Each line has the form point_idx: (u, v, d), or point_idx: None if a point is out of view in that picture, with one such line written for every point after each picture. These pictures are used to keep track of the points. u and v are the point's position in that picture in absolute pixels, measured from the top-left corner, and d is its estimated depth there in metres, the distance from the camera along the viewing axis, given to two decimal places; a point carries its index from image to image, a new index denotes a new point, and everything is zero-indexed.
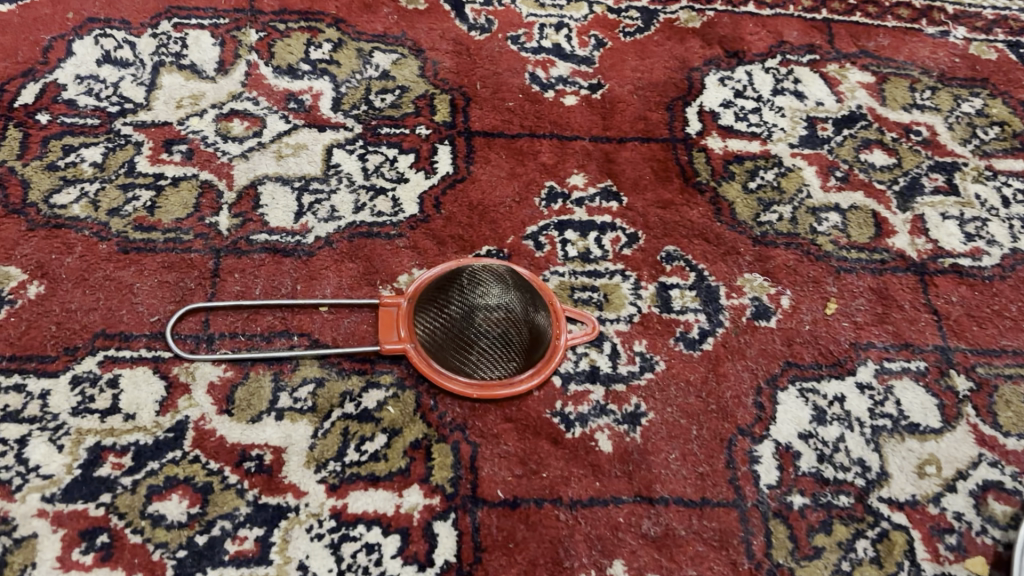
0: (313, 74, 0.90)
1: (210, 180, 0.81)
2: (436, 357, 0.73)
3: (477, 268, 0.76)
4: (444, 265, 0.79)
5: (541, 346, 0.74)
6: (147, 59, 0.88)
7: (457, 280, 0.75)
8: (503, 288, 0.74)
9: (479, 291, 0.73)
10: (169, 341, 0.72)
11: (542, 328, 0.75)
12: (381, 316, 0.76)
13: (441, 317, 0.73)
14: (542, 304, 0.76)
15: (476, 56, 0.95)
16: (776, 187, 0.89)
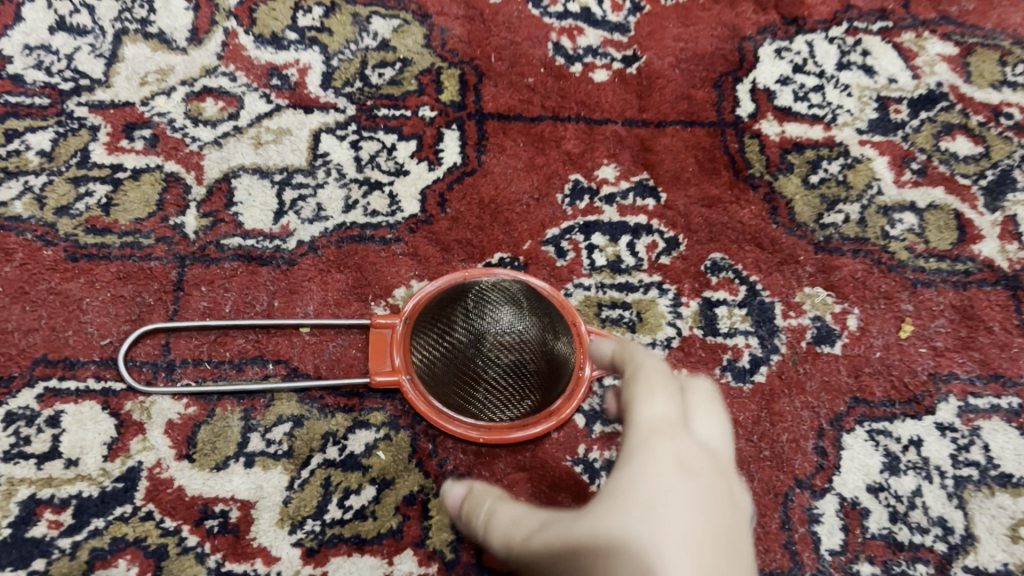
0: (301, 44, 0.78)
1: (176, 173, 0.70)
2: (435, 392, 0.61)
3: (487, 287, 0.63)
4: (449, 278, 0.66)
5: (561, 379, 0.62)
6: (107, 26, 0.76)
7: (460, 299, 0.63)
8: (515, 309, 0.62)
9: (484, 314, 0.61)
10: (120, 370, 0.60)
11: (563, 357, 0.62)
12: (372, 339, 0.63)
13: (440, 345, 0.61)
14: (563, 327, 0.64)
15: (491, 22, 0.81)
16: (842, 181, 0.76)
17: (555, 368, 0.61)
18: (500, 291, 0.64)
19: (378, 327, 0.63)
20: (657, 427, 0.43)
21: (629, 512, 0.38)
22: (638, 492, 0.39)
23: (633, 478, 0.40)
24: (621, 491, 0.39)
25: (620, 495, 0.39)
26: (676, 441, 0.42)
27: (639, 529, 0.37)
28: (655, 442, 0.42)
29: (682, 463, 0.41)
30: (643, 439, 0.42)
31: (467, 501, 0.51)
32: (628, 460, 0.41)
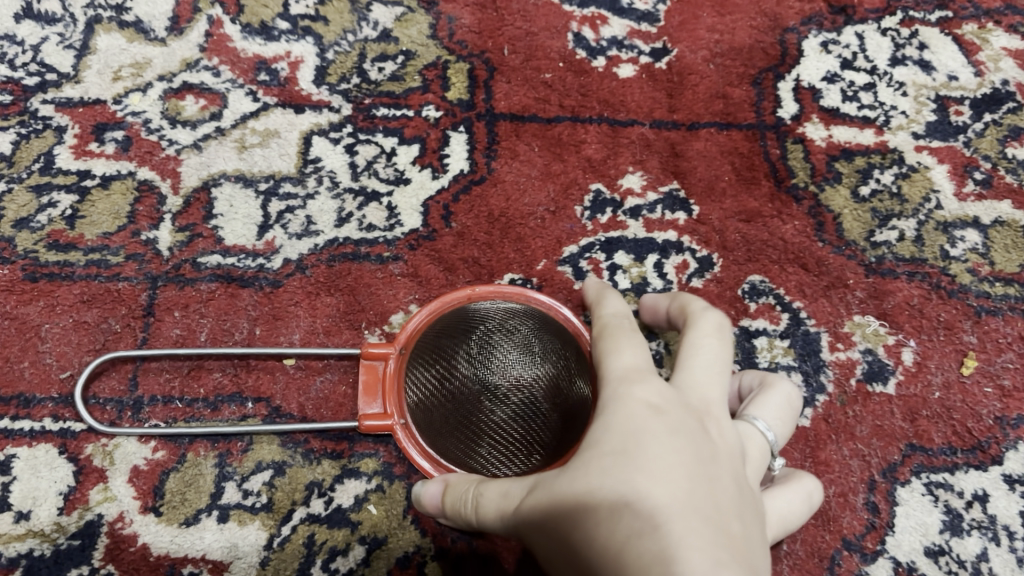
0: (292, 34, 0.70)
1: (150, 181, 0.63)
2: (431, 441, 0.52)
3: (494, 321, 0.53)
4: (449, 302, 0.58)
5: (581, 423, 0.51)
6: (78, 13, 0.68)
7: (455, 328, 0.54)
8: (518, 336, 0.52)
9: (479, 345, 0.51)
10: (80, 409, 0.53)
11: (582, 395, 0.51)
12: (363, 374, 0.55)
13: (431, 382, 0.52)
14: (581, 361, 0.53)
15: (505, 10, 0.73)
16: (896, 193, 0.68)
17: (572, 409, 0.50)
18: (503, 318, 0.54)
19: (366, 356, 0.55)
20: (630, 375, 0.43)
21: (607, 459, 0.38)
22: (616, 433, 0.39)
23: (612, 426, 0.40)
24: (601, 439, 0.40)
25: (596, 445, 0.39)
26: (651, 385, 0.42)
27: (625, 470, 0.37)
28: (629, 390, 0.42)
29: (653, 404, 0.41)
30: (614, 390, 0.43)
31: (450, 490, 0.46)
32: (602, 413, 0.41)
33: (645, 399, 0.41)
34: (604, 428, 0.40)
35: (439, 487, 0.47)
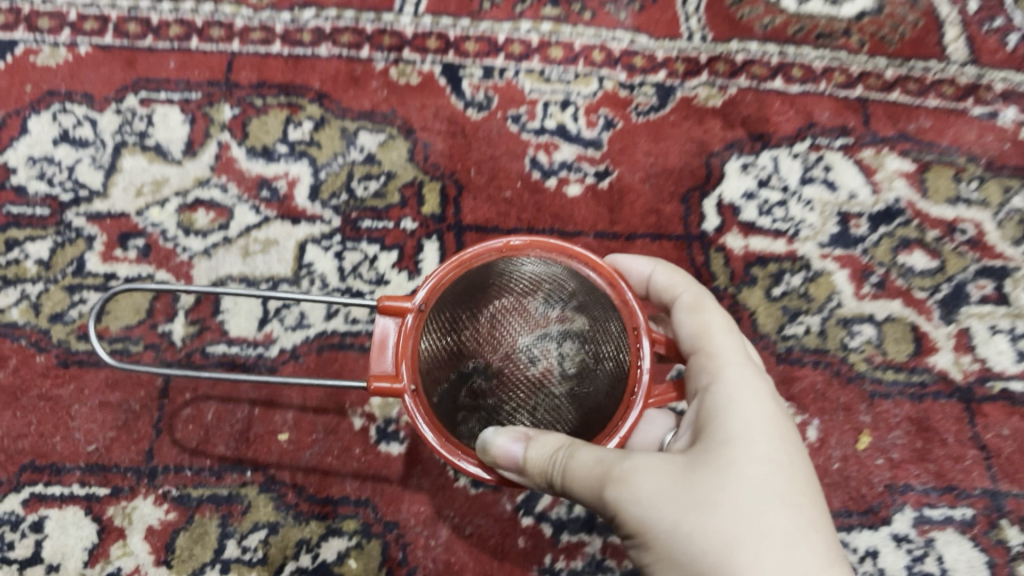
0: (290, 156, 0.82)
1: (166, 282, 0.75)
2: (443, 415, 0.55)
3: (518, 297, 0.55)
4: (483, 255, 0.59)
5: (603, 410, 0.55)
6: (108, 138, 0.81)
7: (483, 291, 0.55)
8: (539, 308, 0.54)
9: (507, 323, 0.53)
10: (92, 341, 0.53)
11: (609, 376, 0.54)
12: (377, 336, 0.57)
13: (445, 353, 0.54)
14: (618, 336, 0.56)
15: (472, 137, 0.85)
16: (804, 294, 0.80)
17: (595, 395, 0.54)
18: (535, 281, 0.56)
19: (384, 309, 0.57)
20: (745, 371, 0.53)
21: (757, 461, 0.48)
22: (750, 435, 0.49)
23: (748, 424, 0.50)
24: (740, 436, 0.49)
25: (736, 440, 0.49)
26: (764, 384, 0.53)
27: (769, 481, 0.48)
28: (751, 388, 0.52)
29: (771, 403, 0.52)
30: (733, 382, 0.52)
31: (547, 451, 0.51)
32: (732, 403, 0.51)
33: (762, 400, 0.51)
34: (735, 429, 0.50)
35: (499, 440, 0.51)
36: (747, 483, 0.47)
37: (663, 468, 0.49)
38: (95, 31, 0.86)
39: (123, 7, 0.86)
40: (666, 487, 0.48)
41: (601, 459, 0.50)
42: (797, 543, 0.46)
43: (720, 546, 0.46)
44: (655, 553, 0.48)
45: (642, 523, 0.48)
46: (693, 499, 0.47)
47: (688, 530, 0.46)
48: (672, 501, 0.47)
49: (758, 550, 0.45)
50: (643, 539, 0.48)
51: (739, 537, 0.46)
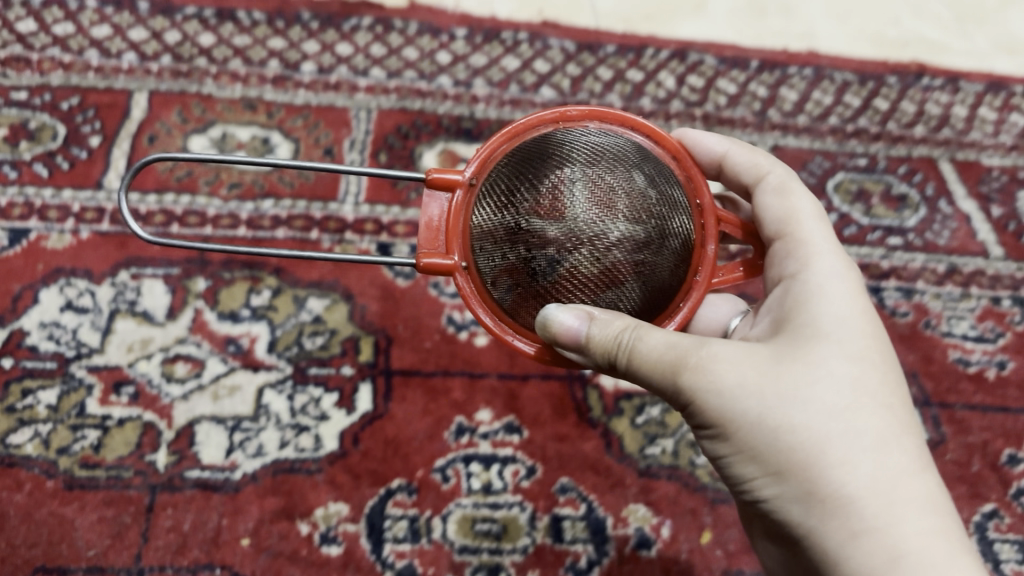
0: (252, 318, 1.02)
1: (152, 420, 0.94)
2: (522, 279, 0.67)
3: (587, 168, 0.66)
4: (544, 127, 0.71)
5: (660, 266, 0.67)
6: (104, 306, 1.00)
7: (544, 155, 0.67)
8: (606, 178, 0.66)
9: (565, 187, 0.65)
10: (121, 212, 0.68)
11: (666, 232, 0.67)
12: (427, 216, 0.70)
13: (508, 222, 0.66)
14: (673, 199, 0.68)
15: (400, 299, 1.05)
16: (661, 422, 1.01)
17: (653, 250, 0.66)
18: (597, 152, 0.68)
19: (430, 181, 0.69)
20: (831, 272, 0.66)
21: (842, 357, 0.61)
22: (828, 330, 0.62)
23: (835, 322, 0.63)
24: (829, 334, 0.62)
25: (825, 336, 0.62)
26: (843, 275, 0.66)
27: (852, 375, 0.61)
28: (838, 287, 0.65)
29: (855, 298, 0.65)
30: (819, 281, 0.65)
31: (612, 330, 0.63)
32: (821, 300, 0.64)
33: (837, 295, 0.64)
34: (814, 324, 0.63)
35: (566, 314, 0.64)
36: (832, 378, 0.60)
37: (746, 362, 0.61)
38: (95, 219, 1.07)
39: (119, 200, 1.08)
40: (750, 379, 0.61)
41: (684, 350, 0.62)
42: (888, 439, 0.59)
43: (810, 441, 0.59)
44: (743, 442, 0.62)
45: (731, 415, 0.61)
46: (778, 395, 0.60)
47: (778, 423, 0.60)
48: (769, 395, 0.60)
49: (848, 444, 0.59)
50: (736, 426, 0.61)
51: (830, 433, 0.59)
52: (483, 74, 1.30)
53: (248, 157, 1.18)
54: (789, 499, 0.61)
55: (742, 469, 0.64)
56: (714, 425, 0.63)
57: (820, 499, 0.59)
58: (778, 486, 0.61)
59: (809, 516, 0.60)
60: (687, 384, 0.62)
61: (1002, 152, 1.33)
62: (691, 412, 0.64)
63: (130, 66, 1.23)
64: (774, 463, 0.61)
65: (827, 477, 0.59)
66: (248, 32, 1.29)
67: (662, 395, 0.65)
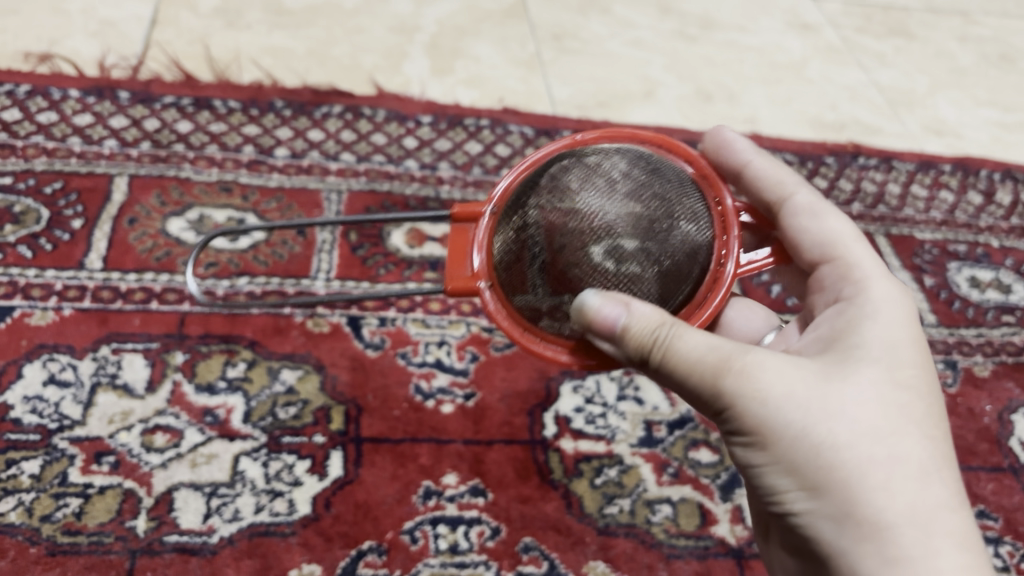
0: (228, 390, 1.08)
1: (132, 488, 0.98)
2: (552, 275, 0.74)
3: (600, 171, 0.75)
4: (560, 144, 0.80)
5: (673, 253, 0.74)
6: (86, 379, 1.05)
7: (556, 167, 0.76)
8: (619, 179, 0.74)
9: (583, 190, 0.74)
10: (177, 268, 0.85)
11: (675, 223, 0.74)
12: (457, 248, 0.79)
13: (532, 223, 0.74)
14: (683, 196, 0.76)
15: (369, 370, 1.11)
16: (618, 482, 1.07)
17: (661, 239, 0.73)
18: (610, 159, 0.76)
19: (453, 214, 0.79)
20: (883, 306, 0.73)
21: (892, 386, 0.67)
22: (875, 359, 0.69)
23: (886, 351, 0.69)
24: (881, 361, 0.69)
25: (876, 363, 0.68)
26: (893, 310, 0.73)
27: (898, 402, 0.67)
28: (889, 320, 0.72)
29: (907, 332, 0.71)
30: (872, 312, 0.72)
31: (651, 321, 0.68)
32: (874, 330, 0.71)
33: (884, 329, 0.71)
34: (864, 351, 0.69)
35: (599, 302, 0.69)
36: (878, 404, 0.66)
37: (794, 378, 0.67)
38: (77, 297, 1.12)
39: (100, 279, 1.14)
40: (798, 393, 0.66)
41: (729, 358, 0.68)
42: (925, 468, 0.65)
43: (853, 461, 0.65)
44: (785, 453, 0.67)
45: (776, 425, 0.67)
46: (824, 412, 0.66)
47: (821, 438, 0.66)
48: (818, 411, 0.66)
49: (890, 470, 0.65)
50: (781, 436, 0.67)
51: (875, 456, 0.65)
52: (447, 157, 1.39)
53: (224, 237, 1.22)
54: (823, 514, 0.67)
55: (777, 479, 0.69)
56: (753, 432, 0.68)
57: (854, 519, 0.65)
58: (813, 500, 0.67)
59: (841, 535, 0.66)
60: (731, 389, 0.67)
61: (933, 227, 1.43)
62: (730, 417, 0.70)
63: (110, 152, 1.29)
64: (812, 477, 0.66)
65: (866, 499, 0.64)
66: (224, 119, 1.37)
67: (699, 398, 0.71)
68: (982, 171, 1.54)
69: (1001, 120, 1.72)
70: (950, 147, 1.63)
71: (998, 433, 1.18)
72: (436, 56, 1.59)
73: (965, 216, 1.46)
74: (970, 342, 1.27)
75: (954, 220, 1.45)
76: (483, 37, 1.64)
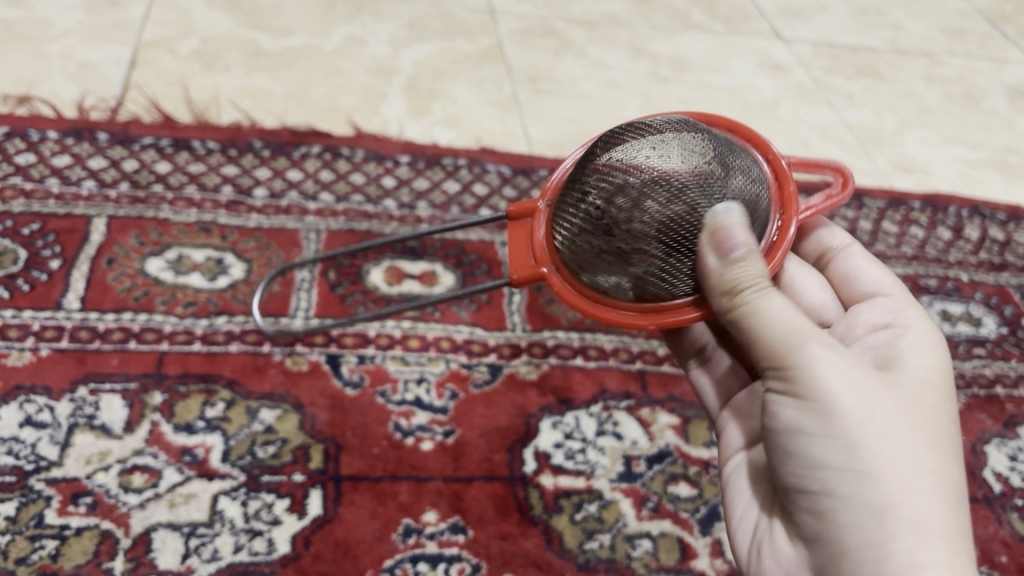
0: (207, 429, 1.07)
1: (109, 528, 0.98)
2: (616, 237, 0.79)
3: (653, 133, 0.80)
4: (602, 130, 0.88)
5: (733, 190, 0.77)
6: (63, 420, 1.05)
7: (609, 133, 0.84)
8: (669, 136, 0.79)
9: (635, 149, 0.79)
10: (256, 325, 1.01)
11: (729, 165, 0.79)
12: (522, 241, 0.88)
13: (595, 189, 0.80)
14: (732, 149, 0.81)
15: (348, 408, 1.12)
16: (598, 517, 1.07)
17: (718, 176, 0.77)
18: (659, 122, 0.82)
19: (510, 215, 0.88)
20: (931, 346, 0.78)
21: (942, 413, 0.72)
22: (928, 385, 0.74)
23: (937, 382, 0.75)
24: (932, 389, 0.74)
25: (929, 390, 0.73)
26: (941, 354, 0.78)
27: (945, 428, 0.72)
28: (936, 358, 0.77)
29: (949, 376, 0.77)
30: (925, 348, 0.78)
31: (755, 258, 0.72)
32: (926, 364, 0.76)
33: (934, 366, 0.76)
34: (919, 377, 0.74)
35: (716, 222, 0.73)
36: (932, 422, 0.71)
37: (866, 375, 0.71)
38: (54, 338, 1.11)
39: (77, 319, 1.14)
40: (867, 387, 0.70)
41: (816, 337, 0.71)
42: (957, 491, 0.69)
43: (906, 462, 0.68)
44: (846, 434, 0.69)
45: (845, 406, 0.69)
46: (891, 414, 0.69)
47: (885, 430, 0.69)
48: (885, 410, 0.69)
49: (936, 482, 0.68)
50: (845, 419, 0.69)
51: (925, 463, 0.69)
52: (426, 197, 1.40)
53: (202, 277, 1.23)
54: (863, 502, 0.69)
55: (822, 461, 0.70)
56: (818, 409, 0.70)
57: (895, 514, 0.67)
58: (857, 485, 0.69)
59: (878, 527, 0.68)
60: (812, 361, 0.70)
61: (904, 262, 1.45)
62: (794, 390, 0.71)
63: (89, 193, 1.29)
64: (866, 463, 0.68)
65: (913, 499, 0.67)
66: (203, 160, 1.38)
67: (768, 362, 0.73)
68: (950, 208, 1.58)
69: (967, 158, 1.76)
70: (918, 184, 1.67)
71: (971, 464, 1.19)
72: (414, 97, 1.61)
73: (935, 250, 1.49)
74: None
75: (924, 255, 1.48)
76: (461, 79, 1.67)
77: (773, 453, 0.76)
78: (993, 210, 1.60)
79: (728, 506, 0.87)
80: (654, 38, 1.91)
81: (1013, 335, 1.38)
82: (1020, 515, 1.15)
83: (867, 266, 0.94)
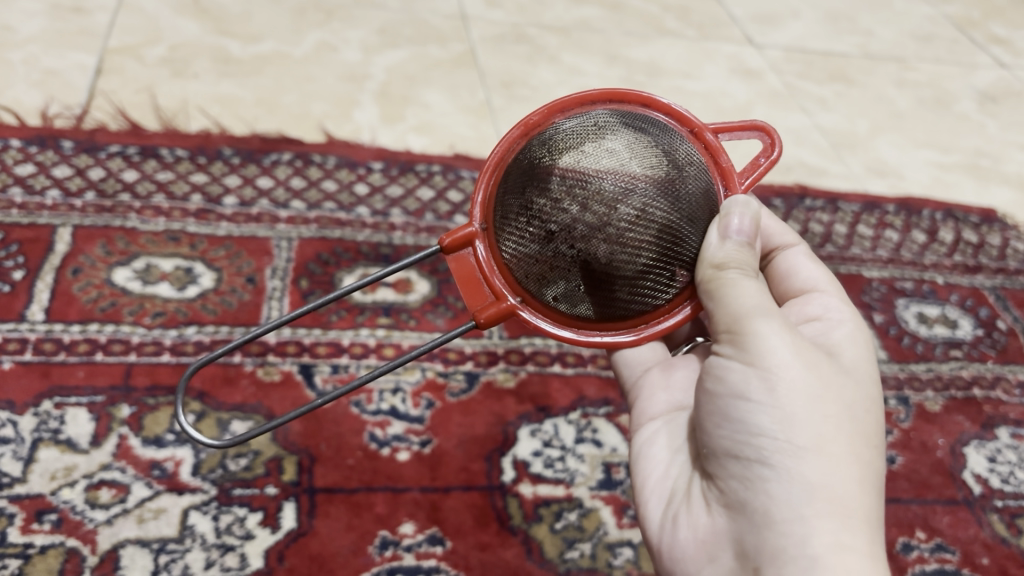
0: (176, 442, 1.05)
1: (75, 546, 0.95)
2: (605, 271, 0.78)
3: (598, 157, 0.76)
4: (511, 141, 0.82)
5: (702, 201, 0.78)
6: (27, 435, 1.01)
7: (551, 159, 0.78)
8: (621, 158, 0.76)
9: (598, 183, 0.76)
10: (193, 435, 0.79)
11: (689, 169, 0.78)
12: (467, 274, 0.81)
13: (567, 228, 0.77)
14: (675, 139, 0.79)
15: (322, 418, 1.09)
16: (578, 526, 1.06)
17: (687, 189, 0.77)
18: (591, 136, 0.78)
19: (445, 246, 0.80)
20: (860, 341, 0.81)
21: (872, 409, 0.76)
22: (865, 378, 0.77)
23: (868, 376, 0.78)
24: (863, 381, 0.77)
25: (861, 382, 0.77)
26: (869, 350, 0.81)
27: (872, 423, 0.75)
28: (866, 353, 0.80)
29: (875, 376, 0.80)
30: (856, 342, 0.81)
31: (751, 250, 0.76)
32: (857, 355, 0.79)
33: (867, 362, 0.79)
34: (853, 369, 0.77)
35: (726, 212, 0.77)
36: (864, 413, 0.74)
37: (813, 360, 0.73)
38: (17, 350, 1.08)
39: (42, 331, 1.10)
40: (813, 371, 0.73)
41: (774, 314, 0.73)
42: (876, 481, 0.72)
43: (839, 445, 0.71)
44: (788, 409, 0.71)
45: (791, 384, 0.71)
46: (830, 397, 0.72)
47: (825, 413, 0.71)
48: (824, 393, 0.72)
49: (863, 471, 0.71)
50: (791, 391, 0.71)
51: (854, 450, 0.72)
52: (400, 204, 1.39)
53: (171, 286, 1.20)
54: (796, 479, 0.70)
55: (761, 430, 0.71)
56: (766, 378, 0.72)
57: (826, 494, 0.69)
58: (793, 460, 0.70)
59: (806, 505, 0.69)
60: (767, 335, 0.72)
61: (880, 265, 1.46)
62: (743, 359, 0.73)
63: (53, 203, 1.26)
64: (804, 439, 0.70)
65: (842, 484, 0.70)
66: (171, 168, 1.35)
67: (723, 328, 0.75)
68: (924, 211, 1.59)
69: (938, 161, 1.77)
70: (892, 188, 1.67)
71: (951, 466, 1.19)
72: (386, 104, 1.59)
73: (911, 254, 1.50)
74: (920, 377, 1.29)
75: (900, 258, 1.48)
76: (433, 86, 1.66)
77: (707, 418, 0.77)
78: (966, 213, 1.61)
79: (638, 478, 0.87)
80: (627, 44, 1.90)
81: (988, 337, 1.38)
82: (1001, 516, 1.15)
83: (807, 265, 0.92)
